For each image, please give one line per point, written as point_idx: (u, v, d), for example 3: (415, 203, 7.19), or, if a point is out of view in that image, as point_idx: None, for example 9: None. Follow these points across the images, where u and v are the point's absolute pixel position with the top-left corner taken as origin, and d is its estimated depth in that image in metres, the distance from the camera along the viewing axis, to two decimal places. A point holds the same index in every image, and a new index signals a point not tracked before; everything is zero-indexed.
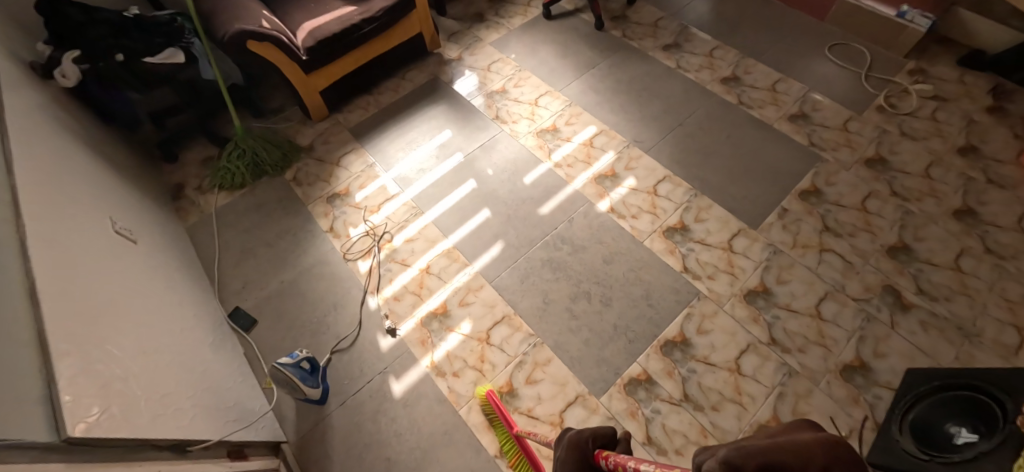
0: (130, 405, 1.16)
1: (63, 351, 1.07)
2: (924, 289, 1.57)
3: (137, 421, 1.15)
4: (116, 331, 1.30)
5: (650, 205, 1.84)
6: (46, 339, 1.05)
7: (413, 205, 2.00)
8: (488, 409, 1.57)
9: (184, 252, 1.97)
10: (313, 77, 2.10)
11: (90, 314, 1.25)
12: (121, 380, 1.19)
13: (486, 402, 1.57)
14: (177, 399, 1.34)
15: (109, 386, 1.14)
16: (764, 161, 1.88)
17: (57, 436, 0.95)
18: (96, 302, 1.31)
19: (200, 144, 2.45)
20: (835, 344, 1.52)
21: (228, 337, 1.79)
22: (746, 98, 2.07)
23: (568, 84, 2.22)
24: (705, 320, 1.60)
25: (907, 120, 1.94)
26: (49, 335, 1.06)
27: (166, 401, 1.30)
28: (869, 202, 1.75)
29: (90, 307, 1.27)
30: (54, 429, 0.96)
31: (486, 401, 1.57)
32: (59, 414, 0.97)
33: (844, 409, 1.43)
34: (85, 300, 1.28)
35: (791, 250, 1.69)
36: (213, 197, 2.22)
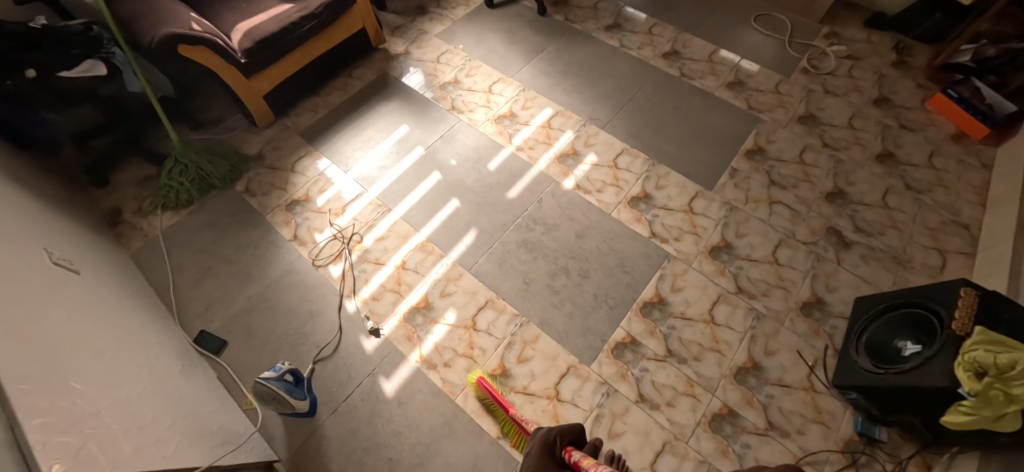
0: (105, 440, 1.08)
1: (21, 392, 1.00)
2: (861, 226, 1.75)
3: (118, 455, 1.07)
4: (73, 366, 1.18)
5: (612, 178, 1.92)
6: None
7: (379, 203, 1.97)
8: (482, 395, 1.56)
9: (133, 280, 1.79)
10: (254, 82, 2.01)
11: (43, 352, 1.15)
12: (92, 416, 1.10)
13: (479, 388, 1.57)
14: (156, 430, 1.23)
15: (80, 422, 1.06)
16: (711, 126, 2.02)
17: None
18: (47, 338, 1.19)
19: (134, 165, 2.21)
20: (793, 284, 1.67)
21: (197, 362, 1.64)
22: (687, 70, 2.20)
23: (519, 70, 2.26)
24: (677, 279, 1.71)
25: (828, 79, 2.13)
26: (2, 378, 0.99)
27: (144, 432, 1.20)
28: (806, 155, 1.92)
29: (38, 344, 1.16)
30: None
31: (479, 387, 1.57)
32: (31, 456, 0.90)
33: (808, 342, 1.57)
34: (35, 338, 1.16)
35: (745, 206, 1.82)
36: (157, 219, 2.03)
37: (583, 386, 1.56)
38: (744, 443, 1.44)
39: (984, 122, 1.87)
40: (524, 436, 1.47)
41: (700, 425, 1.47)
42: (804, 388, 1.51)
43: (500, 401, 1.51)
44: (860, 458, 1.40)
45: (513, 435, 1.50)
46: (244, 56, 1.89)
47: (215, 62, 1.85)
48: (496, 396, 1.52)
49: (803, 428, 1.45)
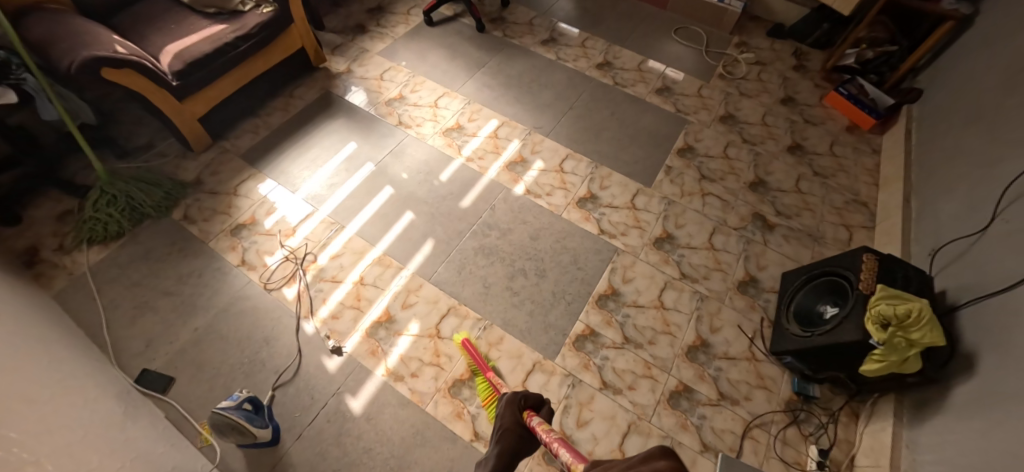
0: None
1: None
2: (781, 210, 1.96)
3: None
4: (7, 416, 1.06)
5: (560, 181, 2.03)
6: None
7: (331, 220, 1.94)
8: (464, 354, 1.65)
9: (60, 321, 1.62)
10: (188, 104, 1.94)
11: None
12: (34, 465, 1.01)
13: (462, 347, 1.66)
14: None
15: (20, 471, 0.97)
16: (644, 129, 2.18)
17: None
18: None
19: (51, 198, 2.00)
20: (729, 266, 1.83)
21: (141, 403, 1.51)
22: (620, 79, 2.36)
23: (463, 83, 2.34)
24: (627, 270, 1.82)
25: (742, 83, 2.37)
26: None
27: None
28: (729, 150, 2.13)
29: None
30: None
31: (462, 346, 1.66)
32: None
33: (746, 316, 1.74)
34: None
35: (681, 199, 1.99)
36: (83, 255, 1.85)
37: (548, 381, 1.61)
38: (700, 415, 1.56)
39: (870, 114, 2.15)
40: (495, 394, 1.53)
41: (660, 403, 1.57)
42: (746, 358, 1.66)
43: (480, 363, 1.58)
44: (799, 415, 1.56)
45: (486, 394, 1.55)
46: (177, 78, 1.82)
47: (143, 86, 1.77)
48: (478, 359, 1.59)
49: (749, 394, 1.60)
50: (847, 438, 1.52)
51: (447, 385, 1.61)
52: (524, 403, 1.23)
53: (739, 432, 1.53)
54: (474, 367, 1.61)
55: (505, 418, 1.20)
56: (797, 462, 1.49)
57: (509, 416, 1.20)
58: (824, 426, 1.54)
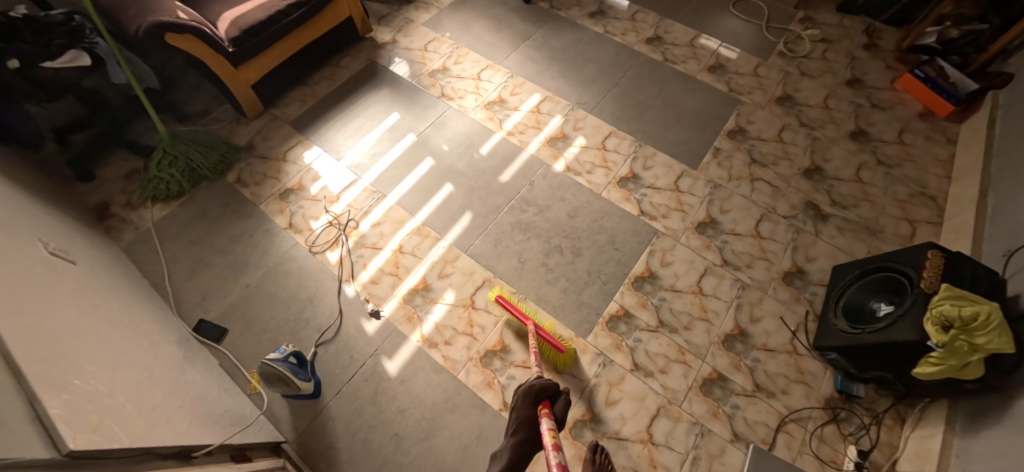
0: (123, 417, 1.07)
1: (37, 369, 0.98)
2: (837, 200, 1.85)
3: (135, 430, 1.06)
4: (84, 351, 1.16)
5: (601, 159, 1.98)
6: (16, 360, 0.96)
7: (373, 189, 1.98)
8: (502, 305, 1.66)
9: (128, 272, 1.74)
10: (242, 71, 2.00)
11: (47, 335, 1.11)
12: (107, 396, 1.09)
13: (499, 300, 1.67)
14: (168, 410, 1.23)
15: (93, 400, 1.04)
16: (692, 109, 2.09)
17: (56, 451, 0.88)
18: (52, 324, 1.16)
19: (119, 157, 2.13)
20: (775, 255, 1.75)
21: (198, 350, 1.62)
22: (670, 55, 2.27)
23: (506, 56, 2.30)
24: (666, 254, 1.78)
25: (804, 62, 2.22)
26: (18, 357, 0.97)
27: (159, 411, 1.20)
28: (785, 133, 2.01)
29: (49, 330, 1.13)
30: (52, 446, 0.88)
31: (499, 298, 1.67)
32: (52, 429, 0.90)
33: (790, 308, 1.66)
34: (37, 323, 1.12)
35: (728, 183, 1.90)
36: (148, 211, 1.97)
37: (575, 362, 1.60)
38: (733, 404, 1.52)
39: (948, 100, 1.98)
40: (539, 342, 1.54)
41: (692, 389, 1.55)
42: (786, 351, 1.59)
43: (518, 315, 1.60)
44: (840, 413, 1.49)
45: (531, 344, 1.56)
46: (232, 45, 1.89)
47: (202, 52, 1.84)
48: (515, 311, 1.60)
49: (787, 388, 1.54)
50: (890, 442, 1.45)
51: (479, 355, 1.64)
52: (538, 396, 1.29)
53: (773, 425, 1.49)
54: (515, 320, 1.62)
55: (519, 410, 1.27)
56: (834, 460, 1.43)
57: (522, 408, 1.27)
58: (866, 427, 1.47)
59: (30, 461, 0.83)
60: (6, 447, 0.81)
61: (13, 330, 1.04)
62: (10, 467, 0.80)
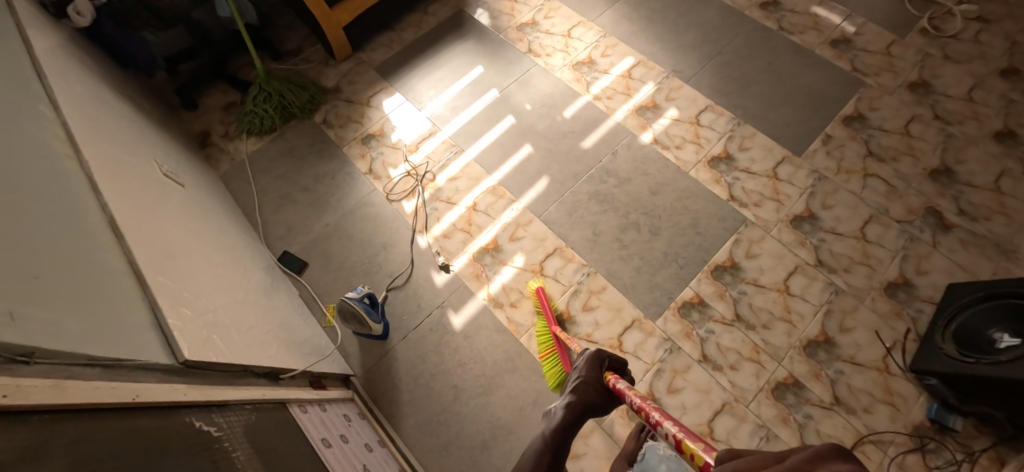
0: (224, 334, 1.15)
1: (156, 281, 1.05)
2: (965, 209, 1.63)
3: (235, 349, 1.13)
4: (191, 268, 1.25)
5: (693, 134, 1.84)
6: (140, 270, 1.03)
7: (452, 143, 1.95)
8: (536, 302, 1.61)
9: (224, 199, 1.85)
10: (335, 13, 2.00)
11: (163, 250, 1.19)
12: (212, 313, 1.17)
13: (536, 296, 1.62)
14: (260, 333, 1.31)
15: (201, 315, 1.11)
16: (805, 88, 1.87)
17: (175, 359, 0.94)
18: (166, 241, 1.25)
19: (218, 90, 2.22)
20: (879, 263, 1.59)
21: (281, 279, 1.71)
22: (786, 23, 2.01)
23: (600, 13, 2.14)
24: (753, 245, 1.65)
25: (951, 43, 1.91)
26: (142, 267, 1.04)
27: (252, 333, 1.28)
28: (913, 126, 1.77)
29: (164, 245, 1.22)
30: (171, 353, 0.94)
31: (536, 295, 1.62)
32: (170, 339, 0.96)
33: (887, 323, 1.51)
34: (154, 238, 1.21)
35: (835, 176, 1.72)
36: (243, 144, 2.07)
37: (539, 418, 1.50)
38: (807, 414, 1.42)
39: None
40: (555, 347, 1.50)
41: (762, 391, 1.46)
42: (877, 367, 1.46)
43: (546, 313, 1.55)
44: (927, 443, 1.36)
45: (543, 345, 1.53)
46: None
47: None
48: (545, 307, 1.56)
49: (871, 407, 1.42)
50: None
51: None
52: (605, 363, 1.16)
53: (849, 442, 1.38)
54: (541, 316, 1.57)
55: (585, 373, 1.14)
56: None
57: (591, 371, 1.13)
58: (957, 463, 1.33)
59: (156, 364, 0.89)
60: (135, 348, 0.87)
61: (137, 241, 1.11)
62: (139, 367, 0.86)
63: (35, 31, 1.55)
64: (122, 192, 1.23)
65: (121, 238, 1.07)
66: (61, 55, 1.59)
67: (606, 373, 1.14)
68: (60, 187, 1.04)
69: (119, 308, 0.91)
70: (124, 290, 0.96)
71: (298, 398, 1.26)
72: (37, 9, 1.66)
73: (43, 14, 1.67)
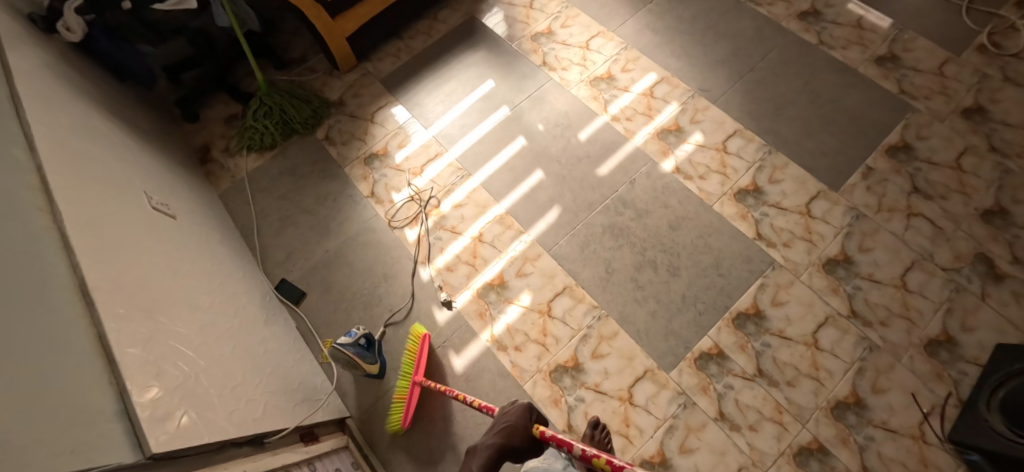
0: (205, 405, 1.06)
1: (133, 355, 0.97)
2: (1021, 257, 1.46)
3: (214, 423, 1.04)
4: (177, 323, 1.17)
5: (719, 164, 1.69)
6: (110, 345, 0.95)
7: (458, 166, 1.83)
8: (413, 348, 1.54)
9: (220, 223, 1.78)
10: (338, 23, 1.88)
11: (145, 308, 1.11)
12: (192, 380, 1.08)
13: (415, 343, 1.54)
14: (249, 390, 1.22)
15: (182, 386, 1.03)
16: (847, 111, 1.70)
17: (140, 454, 0.87)
18: (151, 295, 1.17)
19: (220, 101, 2.13)
20: (920, 316, 1.45)
21: (278, 312, 1.64)
22: (828, 37, 1.83)
23: (621, 22, 1.97)
24: (780, 291, 1.52)
25: (1014, 62, 1.70)
26: (113, 341, 0.96)
27: (239, 393, 1.19)
28: (966, 159, 1.60)
29: (148, 301, 1.14)
30: (138, 447, 0.87)
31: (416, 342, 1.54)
32: (137, 430, 0.88)
33: (926, 385, 1.38)
34: (138, 292, 1.13)
35: (875, 215, 1.57)
36: (243, 160, 1.99)
37: None
38: None
39: None
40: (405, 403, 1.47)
41: (783, 456, 1.35)
42: (912, 435, 1.34)
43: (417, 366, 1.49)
44: None
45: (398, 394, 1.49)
46: None
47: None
48: (419, 361, 1.49)
49: None
50: None
51: (549, 369, 1.52)
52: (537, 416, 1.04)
53: None
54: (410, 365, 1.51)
55: (513, 418, 1.01)
56: None
57: (518, 417, 1.00)
58: None
59: (117, 466, 0.82)
60: (94, 451, 0.79)
61: (113, 305, 1.02)
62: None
63: (19, 49, 1.46)
64: (102, 242, 1.15)
65: (92, 306, 0.98)
66: (48, 73, 1.51)
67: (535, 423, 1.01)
68: (26, 250, 0.96)
69: (81, 401, 0.83)
70: (87, 376, 0.88)
71: (285, 462, 1.19)
72: (24, 25, 1.58)
73: (30, 30, 1.59)
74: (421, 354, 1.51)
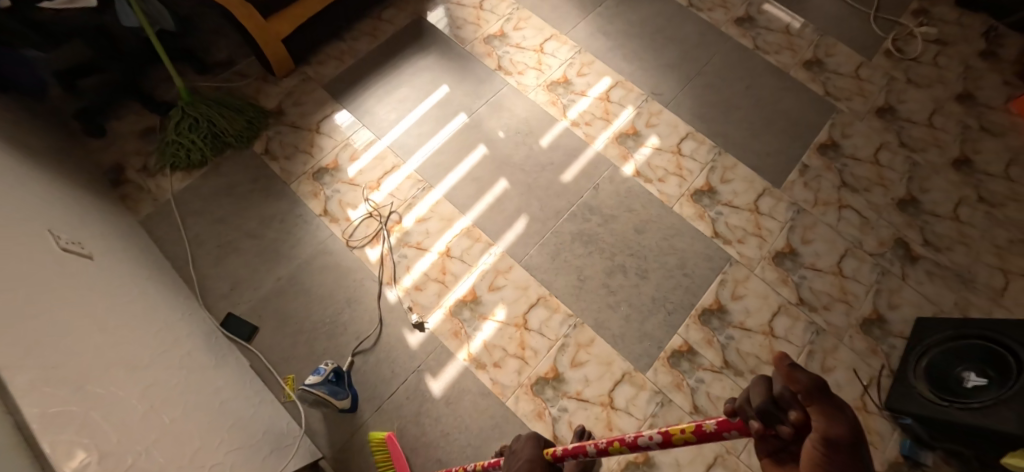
0: None
1: (62, 442, 0.82)
2: (929, 239, 1.68)
3: None
4: (117, 390, 1.01)
5: (675, 166, 1.77)
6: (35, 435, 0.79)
7: (418, 178, 1.76)
8: (382, 451, 1.42)
9: (147, 254, 1.57)
10: (273, 23, 1.71)
11: (73, 379, 0.94)
12: (139, 459, 0.93)
13: (382, 445, 1.42)
14: (210, 455, 1.09)
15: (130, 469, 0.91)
16: (783, 113, 1.85)
17: None
18: (81, 360, 0.99)
19: (133, 111, 1.88)
20: (855, 298, 1.62)
21: (228, 351, 1.49)
22: (762, 42, 1.97)
23: (574, 26, 1.99)
24: (738, 285, 1.63)
25: (913, 66, 1.94)
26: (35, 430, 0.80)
27: (199, 462, 1.05)
28: (882, 154, 1.80)
29: (78, 368, 0.97)
30: None
31: (382, 443, 1.42)
32: None
33: (865, 360, 1.55)
34: (63, 359, 0.96)
35: (813, 209, 1.73)
36: (166, 180, 1.77)
37: None
38: None
39: None
40: None
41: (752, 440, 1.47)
42: (857, 407, 1.49)
43: (401, 466, 1.37)
44: None
45: None
46: None
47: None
48: (398, 460, 1.37)
49: None
50: None
51: (529, 382, 1.52)
52: None
53: None
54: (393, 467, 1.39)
55: None
56: None
57: None
58: None
59: None
60: None
61: (34, 384, 0.85)
62: None
63: None
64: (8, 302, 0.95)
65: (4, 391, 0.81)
66: None
67: None
68: None
69: None
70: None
71: None
72: None
73: None
74: (396, 454, 1.39)
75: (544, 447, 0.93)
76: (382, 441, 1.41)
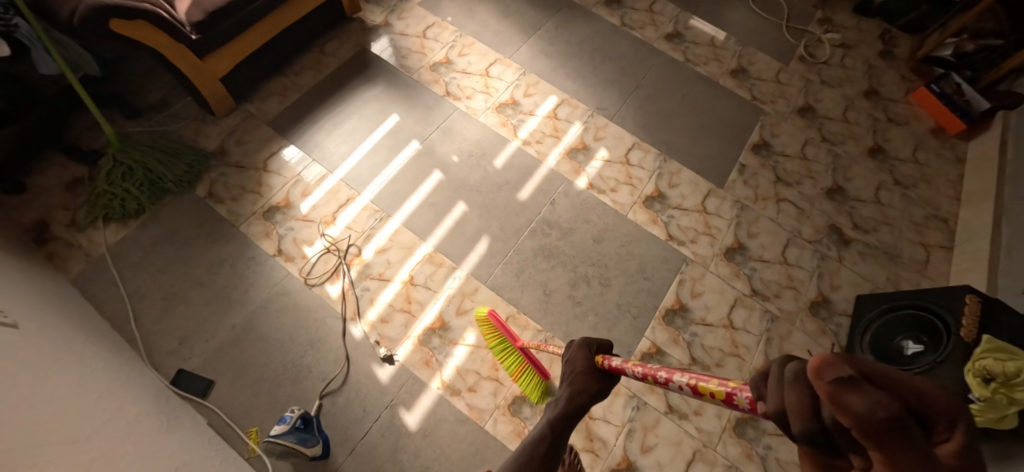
0: None
1: None
2: (858, 223, 1.83)
3: None
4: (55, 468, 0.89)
5: (625, 176, 1.84)
6: None
7: (375, 208, 1.74)
8: (489, 328, 1.52)
9: (83, 313, 1.45)
10: (209, 63, 1.65)
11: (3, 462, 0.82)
12: None
13: (486, 322, 1.52)
14: None
15: None
16: (717, 118, 1.97)
17: None
18: (10, 439, 0.88)
19: (56, 163, 1.76)
20: (801, 284, 1.73)
21: (183, 410, 1.39)
22: (691, 54, 2.11)
23: (516, 49, 2.05)
24: (696, 284, 1.71)
25: (825, 69, 2.13)
26: None
27: None
28: (808, 149, 1.95)
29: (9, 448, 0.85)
30: None
31: (486, 321, 1.52)
32: None
33: (817, 341, 1.65)
34: None
35: (754, 204, 1.84)
36: (100, 233, 1.66)
37: None
38: (766, 445, 1.52)
39: (961, 118, 1.94)
40: (527, 367, 1.49)
41: (726, 431, 1.53)
42: None
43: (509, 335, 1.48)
44: None
45: (514, 366, 1.50)
46: (196, 31, 1.55)
47: (160, 40, 1.50)
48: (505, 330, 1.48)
49: None
50: None
51: (506, 403, 1.52)
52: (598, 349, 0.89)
53: None
54: (502, 338, 1.51)
55: (574, 362, 0.86)
56: None
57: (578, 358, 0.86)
58: None
59: None
60: None
61: None
62: None
63: None
64: None
65: None
66: None
67: (598, 357, 0.87)
68: None
69: None
70: None
71: None
72: None
73: None
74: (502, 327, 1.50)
75: (597, 354, 0.88)
76: (485, 319, 1.52)
